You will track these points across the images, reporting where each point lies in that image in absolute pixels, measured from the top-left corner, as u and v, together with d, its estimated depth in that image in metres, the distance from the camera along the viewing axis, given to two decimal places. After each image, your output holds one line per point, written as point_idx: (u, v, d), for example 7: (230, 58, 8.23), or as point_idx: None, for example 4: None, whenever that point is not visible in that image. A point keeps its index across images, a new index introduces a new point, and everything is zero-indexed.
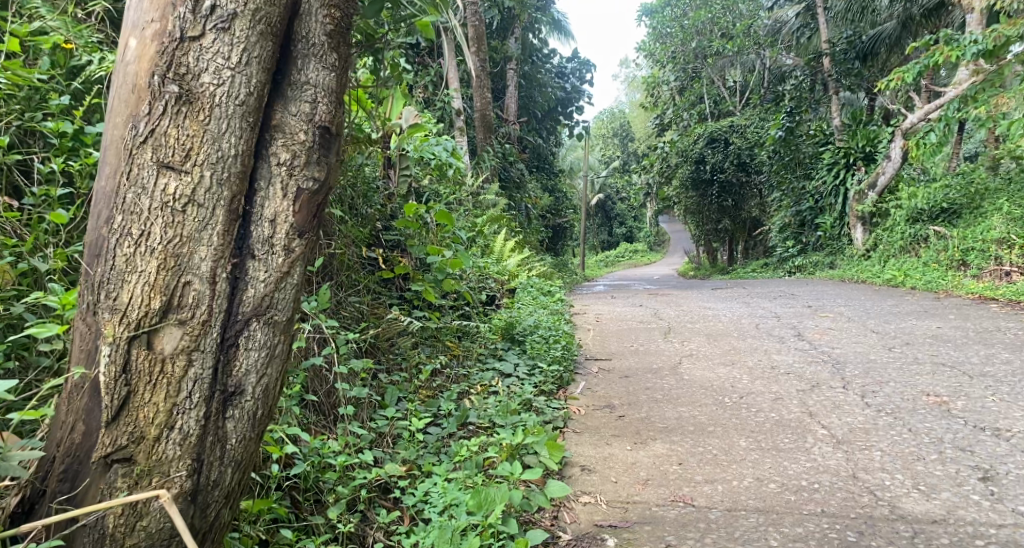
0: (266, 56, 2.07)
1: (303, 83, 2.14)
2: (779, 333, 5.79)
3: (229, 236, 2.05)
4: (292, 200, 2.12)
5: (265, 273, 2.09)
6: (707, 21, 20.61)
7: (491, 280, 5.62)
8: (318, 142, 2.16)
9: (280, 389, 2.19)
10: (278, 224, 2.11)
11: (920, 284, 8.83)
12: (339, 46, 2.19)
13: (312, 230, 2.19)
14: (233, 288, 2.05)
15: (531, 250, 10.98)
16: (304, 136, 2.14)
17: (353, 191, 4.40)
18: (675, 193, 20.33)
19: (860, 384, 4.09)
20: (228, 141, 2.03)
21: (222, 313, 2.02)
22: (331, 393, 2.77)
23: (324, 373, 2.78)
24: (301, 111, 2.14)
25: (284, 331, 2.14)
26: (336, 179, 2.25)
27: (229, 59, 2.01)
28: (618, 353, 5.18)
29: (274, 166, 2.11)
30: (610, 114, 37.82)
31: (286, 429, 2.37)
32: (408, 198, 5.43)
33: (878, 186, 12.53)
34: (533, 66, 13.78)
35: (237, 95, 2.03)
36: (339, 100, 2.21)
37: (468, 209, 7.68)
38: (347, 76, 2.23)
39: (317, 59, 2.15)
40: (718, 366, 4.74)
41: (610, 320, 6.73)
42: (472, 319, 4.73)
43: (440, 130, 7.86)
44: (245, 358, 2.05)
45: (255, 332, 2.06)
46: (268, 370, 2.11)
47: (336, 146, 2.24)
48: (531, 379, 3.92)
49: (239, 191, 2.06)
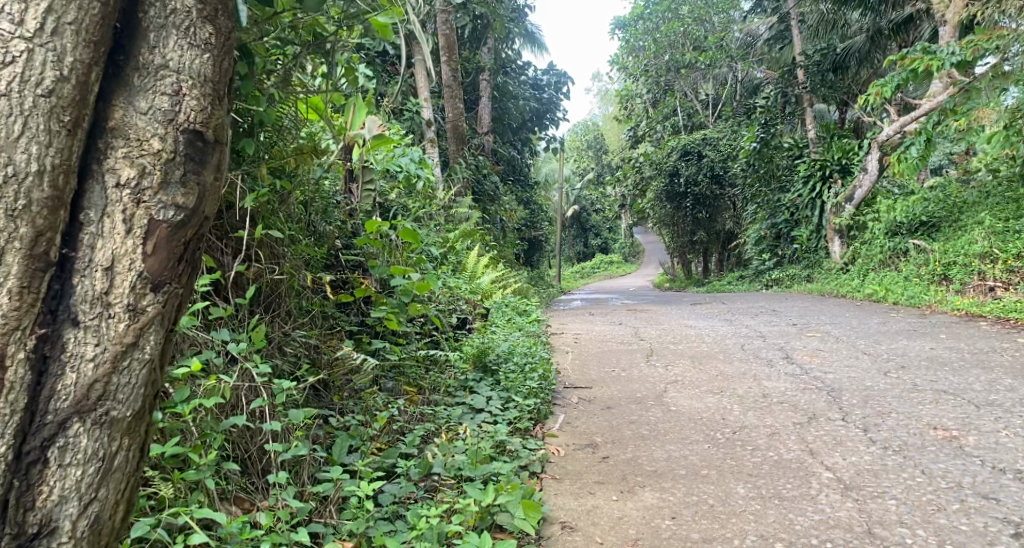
0: (90, 19, 1.52)
1: (161, 65, 1.60)
2: (766, 355, 5.48)
3: (32, 298, 1.50)
4: (139, 241, 1.58)
5: (91, 357, 1.56)
6: (681, 33, 20.50)
7: (463, 301, 5.25)
8: (185, 151, 1.62)
9: (124, 508, 1.68)
10: (116, 278, 1.58)
11: (902, 300, 8.59)
12: (219, 12, 1.67)
13: (174, 281, 1.65)
14: (38, 385, 1.52)
15: (505, 265, 10.62)
16: (157, 143, 1.59)
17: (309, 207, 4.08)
18: (650, 205, 20.12)
19: (861, 416, 3.79)
20: (26, 149, 1.47)
21: (19, 419, 1.49)
22: (262, 455, 2.41)
23: (254, 429, 2.42)
24: (154, 106, 1.59)
25: (125, 434, 1.63)
26: (214, 204, 1.71)
27: (21, 25, 1.46)
28: (599, 380, 4.84)
29: (110, 188, 1.57)
30: (583, 127, 37.66)
31: (197, 514, 1.99)
32: (373, 214, 5.06)
33: (854, 198, 12.29)
34: (505, 78, 13.47)
35: (39, 81, 1.48)
36: (215, 91, 1.67)
37: (438, 224, 7.30)
38: (228, 58, 1.70)
39: (181, 31, 1.62)
40: (706, 394, 4.41)
41: (590, 340, 6.39)
42: (441, 347, 4.37)
43: (408, 141, 7.49)
44: (57, 481, 1.53)
45: (76, 442, 1.54)
46: (99, 491, 1.61)
47: (216, 158, 1.70)
48: (503, 416, 3.56)
49: (46, 225, 1.50)
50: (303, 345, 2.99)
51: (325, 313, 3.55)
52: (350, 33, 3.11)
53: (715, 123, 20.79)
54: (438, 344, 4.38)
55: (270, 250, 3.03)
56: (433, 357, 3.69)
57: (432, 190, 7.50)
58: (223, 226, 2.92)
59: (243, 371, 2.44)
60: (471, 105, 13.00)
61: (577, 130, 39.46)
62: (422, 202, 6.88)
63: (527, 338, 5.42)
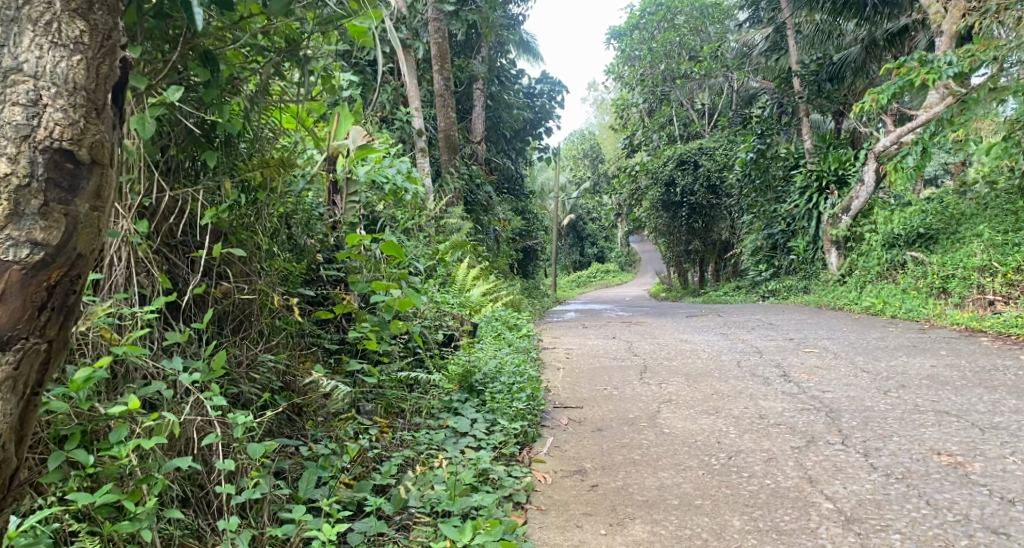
0: None
1: (8, 72, 1.59)
2: (762, 372, 5.33)
3: None
4: None
5: None
6: (677, 42, 20.43)
7: (450, 316, 5.09)
8: (47, 172, 1.60)
9: None
10: None
11: (900, 313, 8.45)
12: (87, 24, 1.66)
13: (38, 313, 1.61)
14: None
15: (499, 276, 10.46)
16: (14, 165, 1.58)
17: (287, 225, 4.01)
18: (645, 215, 20.00)
19: (861, 440, 3.63)
20: None
21: None
22: (211, 495, 2.33)
23: (204, 468, 2.34)
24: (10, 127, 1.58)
25: None
26: (90, 232, 1.67)
27: None
28: (590, 399, 4.69)
29: None
30: (579, 136, 37.57)
31: None
32: (357, 227, 4.91)
33: (851, 209, 12.18)
34: (500, 87, 13.35)
35: None
36: (86, 108, 1.65)
37: (428, 236, 7.15)
38: (102, 72, 1.67)
39: (42, 45, 1.61)
40: (700, 415, 4.27)
41: (582, 356, 6.24)
42: (426, 366, 4.22)
43: (397, 151, 7.34)
44: None
45: None
46: None
47: (89, 179, 1.67)
48: (488, 440, 3.41)
49: None
50: (270, 370, 2.87)
51: (302, 331, 3.41)
52: (326, 39, 3.01)
53: (711, 132, 20.70)
54: (422, 364, 4.22)
55: (239, 269, 2.90)
56: (414, 379, 3.55)
57: (422, 202, 7.35)
58: (187, 244, 2.79)
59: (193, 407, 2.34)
60: (465, 114, 12.86)
61: (573, 139, 39.37)
62: (411, 213, 6.73)
63: (516, 355, 5.26)
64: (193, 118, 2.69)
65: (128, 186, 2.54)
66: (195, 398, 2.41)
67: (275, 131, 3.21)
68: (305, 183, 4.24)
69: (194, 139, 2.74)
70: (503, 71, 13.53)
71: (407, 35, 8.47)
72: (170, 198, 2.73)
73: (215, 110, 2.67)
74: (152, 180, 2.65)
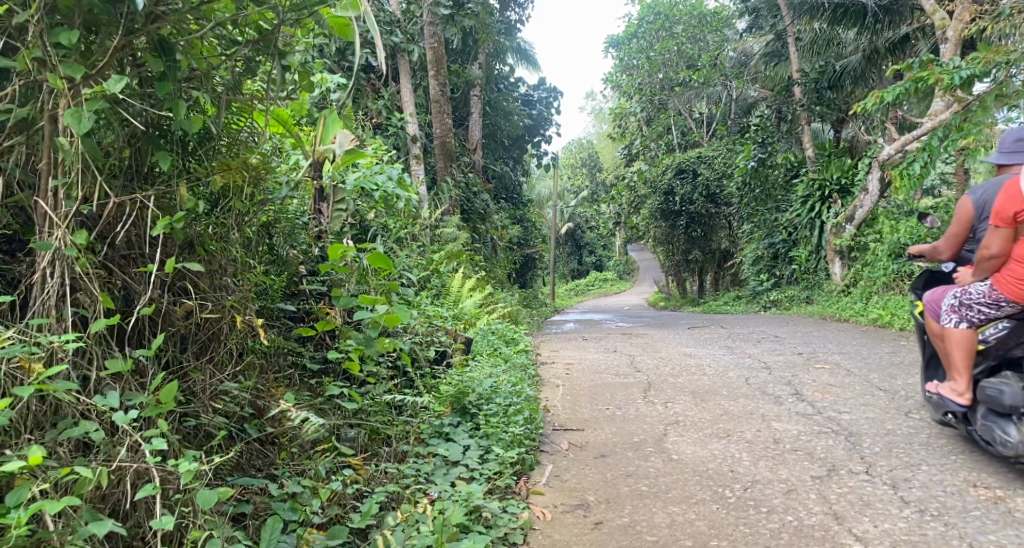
0: None
1: None
2: (773, 391, 5.03)
3: None
4: None
5: None
6: (675, 50, 20.22)
7: (442, 331, 4.78)
8: None
9: None
10: None
11: (909, 326, 8.16)
12: None
13: None
14: None
15: (496, 286, 10.17)
16: None
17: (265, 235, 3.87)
18: (644, 224, 19.73)
19: (887, 468, 3.35)
20: None
21: None
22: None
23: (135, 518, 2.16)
24: None
25: None
26: None
27: None
28: (592, 421, 4.39)
29: None
30: (576, 145, 37.34)
31: None
32: (344, 237, 4.64)
33: (855, 218, 11.86)
34: (497, 94, 13.09)
35: None
36: None
37: (420, 246, 6.84)
38: None
39: None
40: (710, 439, 3.97)
41: (582, 371, 5.92)
42: (416, 386, 3.94)
43: (389, 157, 7.07)
44: None
45: None
46: None
47: None
48: (481, 470, 3.16)
49: None
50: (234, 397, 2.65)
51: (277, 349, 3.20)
52: (303, 31, 2.81)
53: (710, 141, 20.44)
54: (413, 386, 3.93)
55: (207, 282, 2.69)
56: (402, 403, 3.31)
57: (414, 210, 7.05)
58: (139, 258, 2.49)
59: (130, 450, 2.15)
60: (461, 121, 12.58)
61: (570, 147, 39.12)
62: (402, 221, 6.43)
63: (512, 373, 4.94)
64: (144, 116, 2.43)
65: (63, 192, 2.28)
66: (135, 442, 2.21)
67: (254, 135, 2.99)
68: (286, 190, 4.03)
69: (152, 138, 2.48)
70: (500, 78, 13.30)
71: (402, 38, 8.19)
72: (115, 206, 2.41)
73: (168, 105, 2.43)
74: (96, 185, 2.33)
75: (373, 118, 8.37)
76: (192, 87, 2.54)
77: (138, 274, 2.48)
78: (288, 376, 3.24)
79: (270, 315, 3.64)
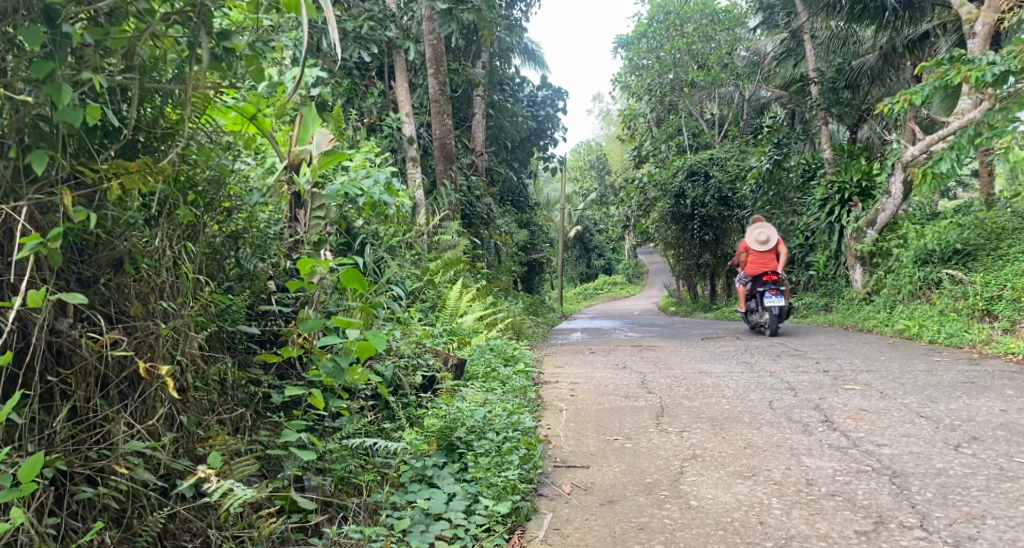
0: None
1: None
2: (800, 417, 4.54)
3: None
4: None
5: None
6: (685, 51, 19.68)
7: (430, 352, 4.29)
8: None
9: None
10: None
11: (940, 338, 7.61)
12: None
13: None
14: None
15: (498, 295, 9.66)
16: None
17: (217, 254, 3.45)
18: (654, 227, 19.21)
19: (945, 521, 2.86)
20: None
21: None
22: None
23: None
24: None
25: None
26: None
27: None
28: (598, 455, 3.90)
29: None
30: (585, 147, 36.77)
31: None
32: (323, 247, 4.16)
33: (878, 223, 11.22)
34: (501, 94, 12.63)
35: None
36: None
37: (412, 256, 6.34)
38: None
39: None
40: (733, 479, 3.49)
41: (588, 391, 5.41)
42: (397, 418, 3.52)
43: (380, 160, 6.60)
44: None
45: None
46: None
47: None
48: (466, 527, 2.74)
49: None
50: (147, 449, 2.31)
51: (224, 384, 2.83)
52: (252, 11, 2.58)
53: (721, 143, 19.87)
54: (393, 418, 3.50)
55: (139, 306, 2.44)
56: (373, 446, 2.93)
57: (408, 217, 6.57)
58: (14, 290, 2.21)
59: None
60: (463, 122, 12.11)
61: (579, 150, 38.55)
62: (392, 228, 5.95)
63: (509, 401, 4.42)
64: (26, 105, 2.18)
65: None
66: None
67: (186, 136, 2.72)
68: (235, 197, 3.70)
69: (42, 135, 2.23)
70: (505, 78, 12.85)
71: (398, 34, 7.71)
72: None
73: (51, 94, 2.15)
74: None
75: (367, 118, 7.88)
76: (82, 71, 2.23)
77: (4, 310, 2.12)
78: (239, 415, 2.86)
79: (229, 339, 3.25)
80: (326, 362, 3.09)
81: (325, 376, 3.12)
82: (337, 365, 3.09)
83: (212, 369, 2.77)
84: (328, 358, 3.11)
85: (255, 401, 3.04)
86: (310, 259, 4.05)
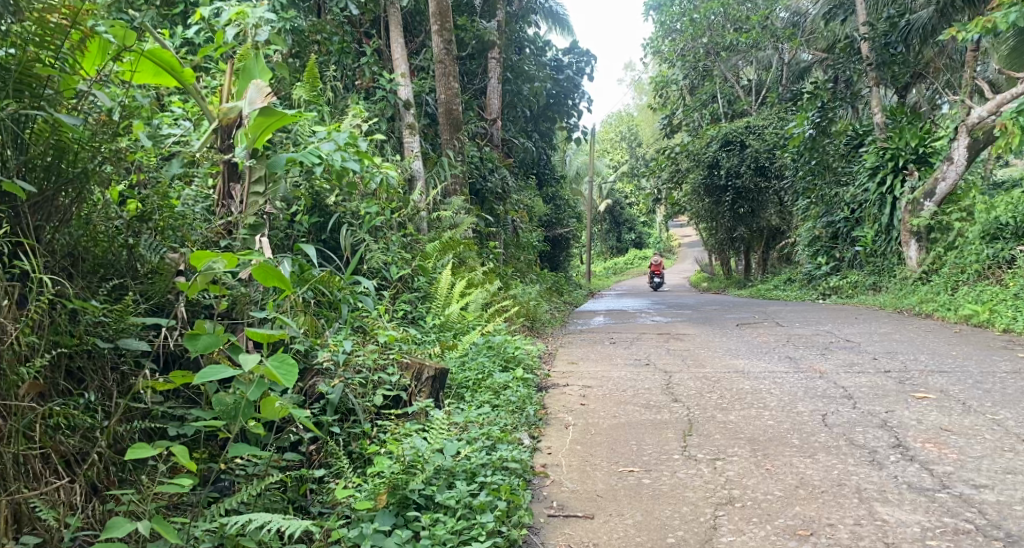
0: None
1: None
2: (866, 439, 3.63)
3: None
4: None
5: None
6: (721, 12, 17.92)
7: (398, 363, 3.39)
8: None
9: None
10: None
11: (1017, 326, 6.57)
12: None
13: None
14: None
15: (511, 276, 8.81)
16: None
17: (104, 247, 2.68)
18: (685, 199, 18.18)
19: None
20: None
21: None
22: None
23: None
24: None
25: None
26: None
27: None
28: (605, 498, 3.03)
29: None
30: (618, 119, 35.49)
31: None
32: (261, 230, 3.32)
33: (936, 194, 10.10)
34: (521, 57, 11.59)
35: None
36: None
37: (400, 238, 5.45)
38: None
39: None
40: (785, 540, 2.65)
41: (601, 399, 4.53)
42: (336, 464, 2.69)
43: (366, 127, 5.75)
44: None
45: None
46: None
47: None
48: None
49: None
50: None
51: (48, 434, 2.12)
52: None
53: (759, 110, 18.60)
54: (332, 460, 2.70)
55: None
56: (270, 525, 2.15)
57: (399, 193, 5.69)
58: None
59: None
60: None
61: (611, 121, 37.20)
62: (377, 206, 5.13)
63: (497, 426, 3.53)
64: None
65: None
66: None
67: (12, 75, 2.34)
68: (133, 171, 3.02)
69: None
70: (523, 41, 11.77)
71: None
72: None
73: None
74: None
75: (360, 82, 7.01)
76: None
77: None
78: (72, 484, 2.13)
79: (111, 358, 2.44)
80: (224, 396, 2.37)
81: (229, 420, 2.34)
82: (239, 402, 2.36)
83: (31, 418, 2.07)
84: (227, 394, 2.38)
85: (119, 453, 2.29)
86: (241, 248, 3.21)
